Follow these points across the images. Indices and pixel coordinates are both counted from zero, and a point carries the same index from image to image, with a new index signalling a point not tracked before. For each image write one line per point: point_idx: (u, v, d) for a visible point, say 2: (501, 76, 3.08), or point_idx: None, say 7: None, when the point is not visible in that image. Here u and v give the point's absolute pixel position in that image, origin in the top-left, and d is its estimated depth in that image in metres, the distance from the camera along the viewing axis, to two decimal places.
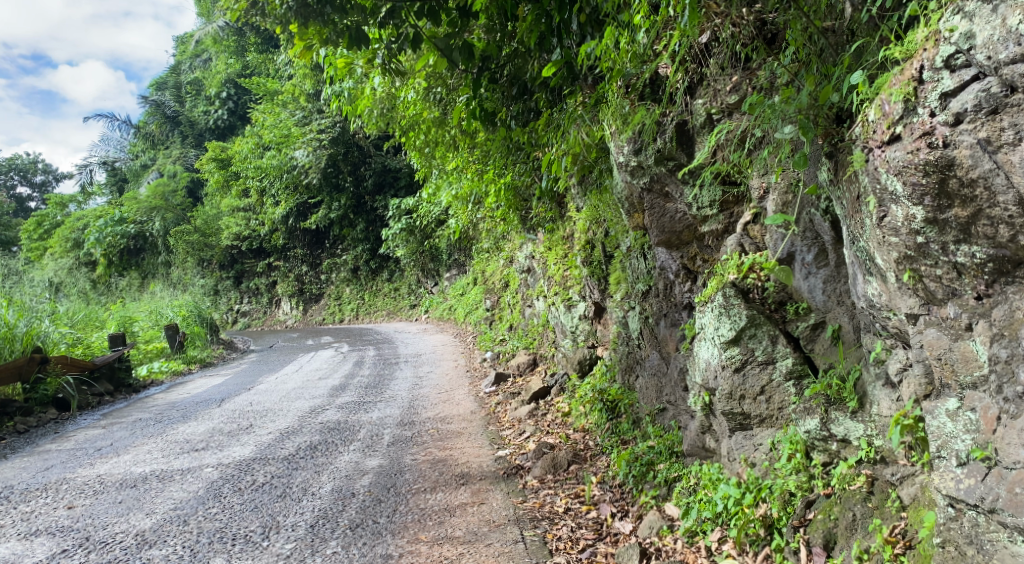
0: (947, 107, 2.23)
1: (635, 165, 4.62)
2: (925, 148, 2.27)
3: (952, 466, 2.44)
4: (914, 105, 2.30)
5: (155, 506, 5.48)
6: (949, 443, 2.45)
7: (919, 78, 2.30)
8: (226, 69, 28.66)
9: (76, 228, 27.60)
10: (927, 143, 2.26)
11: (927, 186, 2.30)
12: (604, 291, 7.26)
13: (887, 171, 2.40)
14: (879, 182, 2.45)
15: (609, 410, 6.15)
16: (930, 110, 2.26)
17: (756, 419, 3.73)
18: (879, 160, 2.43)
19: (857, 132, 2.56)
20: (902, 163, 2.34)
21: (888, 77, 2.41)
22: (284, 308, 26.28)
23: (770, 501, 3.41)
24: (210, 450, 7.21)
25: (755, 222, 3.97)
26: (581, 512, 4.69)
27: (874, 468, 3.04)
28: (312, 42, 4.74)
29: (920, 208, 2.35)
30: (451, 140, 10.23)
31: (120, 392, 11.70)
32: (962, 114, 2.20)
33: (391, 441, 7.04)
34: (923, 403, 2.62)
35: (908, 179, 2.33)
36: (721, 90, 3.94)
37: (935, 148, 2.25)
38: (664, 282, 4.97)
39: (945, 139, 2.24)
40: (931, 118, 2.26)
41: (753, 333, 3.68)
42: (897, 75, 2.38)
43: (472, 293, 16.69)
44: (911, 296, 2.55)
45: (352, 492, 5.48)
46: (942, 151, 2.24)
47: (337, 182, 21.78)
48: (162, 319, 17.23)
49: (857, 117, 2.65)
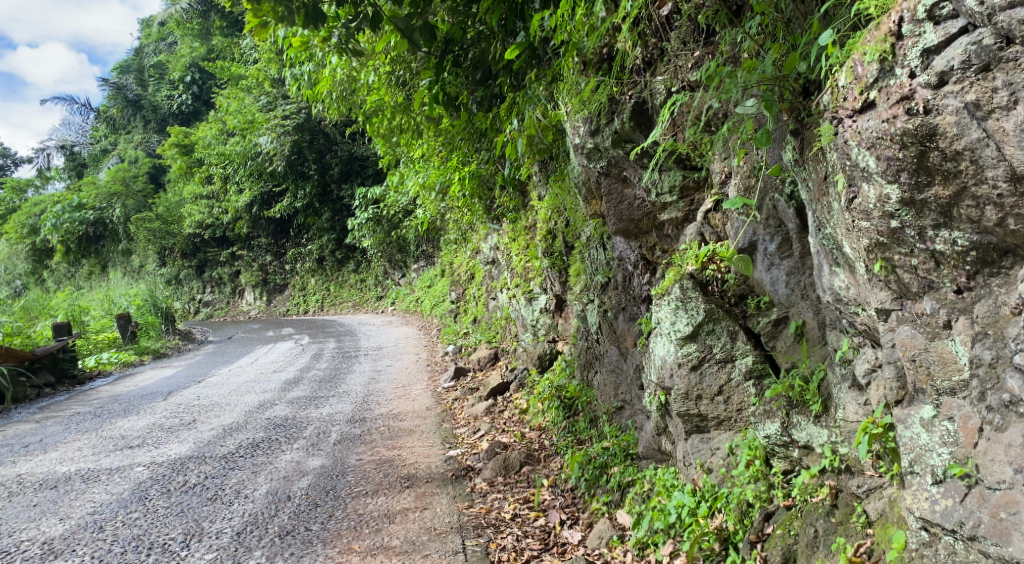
0: (929, 66, 1.94)
1: (591, 148, 4.30)
2: (903, 116, 1.98)
3: (925, 484, 2.17)
4: (892, 65, 2.02)
5: (70, 510, 5.04)
6: (924, 457, 2.18)
7: (897, 33, 2.02)
8: (190, 52, 27.70)
9: (32, 214, 26.52)
10: (905, 109, 1.97)
11: (904, 161, 2.02)
12: (565, 283, 6.96)
13: (858, 144, 2.12)
14: (849, 158, 2.17)
15: (566, 408, 5.85)
16: (909, 70, 1.98)
17: (713, 421, 3.45)
18: (850, 131, 2.15)
19: (825, 102, 2.30)
20: (875, 134, 2.05)
21: (862, 34, 2.13)
22: (248, 299, 25.59)
23: (726, 513, 3.15)
24: (145, 447, 6.75)
25: (716, 209, 3.70)
26: (529, 519, 4.38)
27: (839, 479, 2.75)
28: (268, 20, 4.27)
29: (895, 186, 2.06)
30: (415, 127, 9.83)
31: (62, 384, 11.12)
32: (947, 73, 1.91)
33: (337, 440, 6.65)
34: (894, 410, 2.35)
35: (881, 153, 2.05)
36: (682, 66, 3.64)
37: (915, 115, 1.96)
38: (623, 273, 4.70)
39: (927, 104, 1.94)
40: (910, 80, 1.97)
41: (710, 328, 3.41)
42: (872, 31, 2.11)
43: (439, 285, 16.30)
44: (883, 289, 2.27)
45: (288, 496, 5.11)
46: (923, 118, 1.95)
47: (302, 170, 21.20)
48: (116, 308, 16.52)
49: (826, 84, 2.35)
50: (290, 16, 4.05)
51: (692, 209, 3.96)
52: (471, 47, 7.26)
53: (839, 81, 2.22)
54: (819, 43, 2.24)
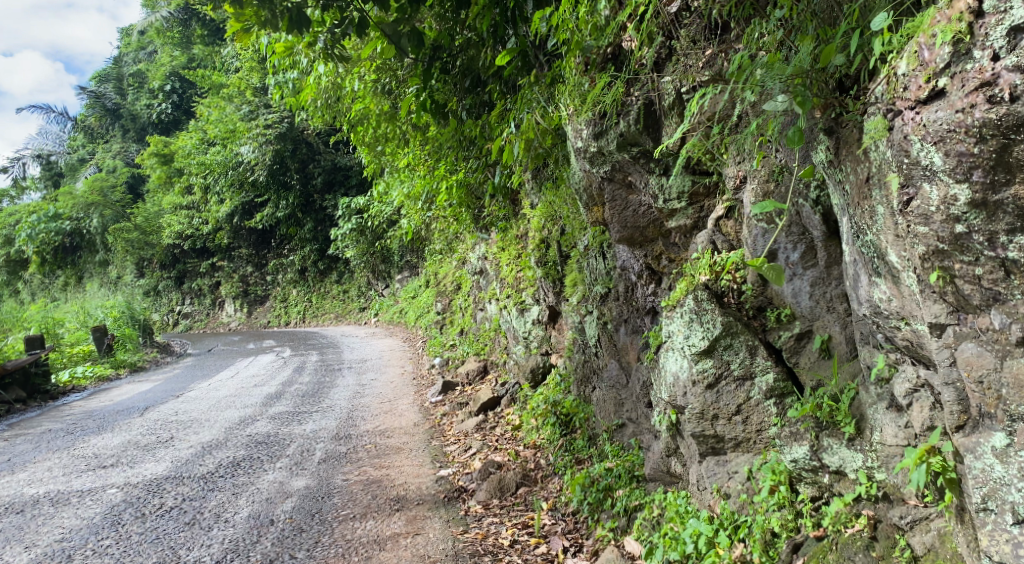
0: (1018, 46, 1.79)
1: (594, 152, 4.07)
2: (984, 104, 1.83)
3: (1005, 523, 1.96)
4: (968, 47, 1.87)
5: (37, 537, 4.68)
6: (999, 492, 1.97)
7: (976, 10, 1.86)
8: (170, 60, 27.20)
9: (7, 225, 25.80)
10: (987, 96, 1.83)
11: (979, 158, 1.87)
12: (559, 295, 6.71)
13: (923, 138, 1.95)
14: (907, 155, 2.01)
15: (563, 424, 5.62)
16: (991, 52, 1.83)
17: (730, 443, 3.24)
18: (912, 124, 1.98)
19: (877, 92, 2.13)
20: (946, 127, 1.90)
21: (929, 14, 1.96)
22: (228, 311, 25.08)
23: (750, 543, 2.93)
24: (119, 467, 6.39)
25: (729, 216, 3.51)
26: (529, 546, 4.12)
27: (876, 508, 2.55)
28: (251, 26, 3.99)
29: (965, 186, 1.91)
30: (401, 136, 9.57)
31: (34, 399, 10.68)
32: None
33: (322, 459, 6.34)
34: (955, 437, 2.13)
35: (953, 148, 1.90)
36: (691, 66, 3.44)
37: (999, 103, 1.81)
38: (626, 284, 4.49)
39: (1014, 90, 1.79)
40: (992, 63, 1.83)
41: (728, 343, 3.19)
42: (941, 10, 1.94)
43: (424, 296, 16.01)
44: (938, 302, 2.09)
45: (271, 520, 4.80)
46: (1010, 106, 1.80)
47: (284, 180, 20.85)
48: (91, 320, 16.01)
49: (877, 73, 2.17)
50: (274, 20, 3.80)
51: (702, 216, 3.75)
52: (459, 54, 7.03)
53: (898, 68, 2.06)
54: (875, 25, 2.07)
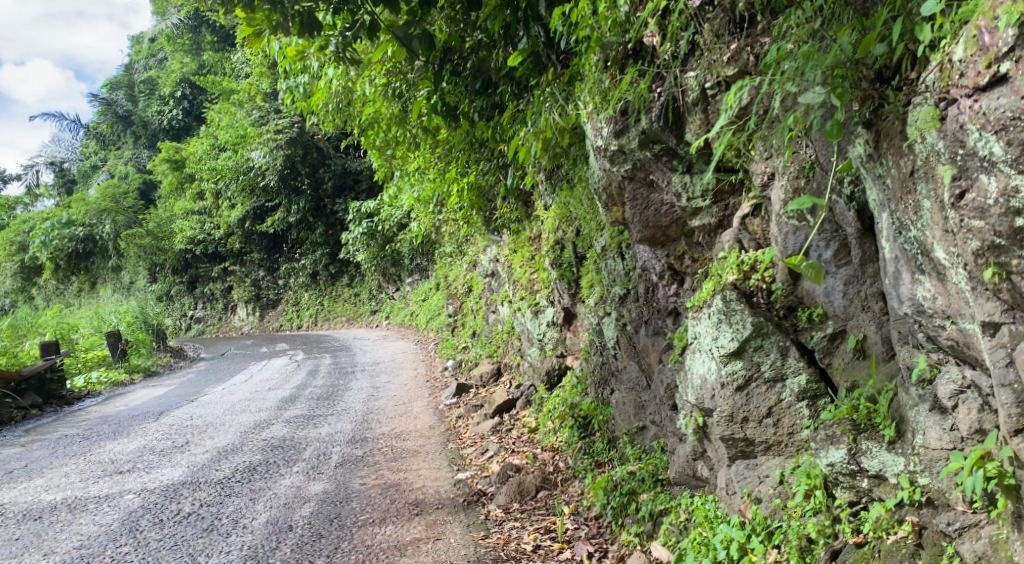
0: None
1: (615, 150, 3.97)
2: None
3: None
4: None
5: (55, 544, 4.64)
6: None
7: None
8: (181, 67, 27.30)
9: (21, 231, 25.98)
10: None
11: None
12: (575, 296, 6.63)
13: (981, 127, 1.91)
14: (964, 145, 1.98)
15: (581, 427, 5.54)
16: None
17: (760, 447, 3.17)
18: (969, 112, 1.95)
19: (928, 80, 2.12)
20: (1010, 115, 1.84)
21: None
22: (240, 314, 25.13)
23: (785, 550, 2.85)
24: (135, 472, 6.35)
25: (755, 214, 3.45)
26: (552, 552, 4.04)
27: (920, 515, 2.47)
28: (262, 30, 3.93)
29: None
30: (411, 139, 9.51)
31: (50, 405, 10.72)
32: None
33: (339, 462, 6.29)
34: (1014, 443, 2.04)
35: (1016, 136, 1.84)
36: (715, 61, 3.35)
37: None
38: (646, 285, 4.41)
39: None
40: None
41: (758, 344, 3.11)
42: None
43: (435, 299, 15.95)
44: (990, 300, 2.03)
45: (289, 525, 4.75)
46: None
47: (294, 184, 20.88)
48: (105, 325, 16.04)
49: (930, 60, 2.12)
50: (285, 23, 3.72)
51: (727, 214, 3.68)
52: (470, 55, 6.99)
53: (954, 53, 2.01)
54: (926, 12, 2.01)
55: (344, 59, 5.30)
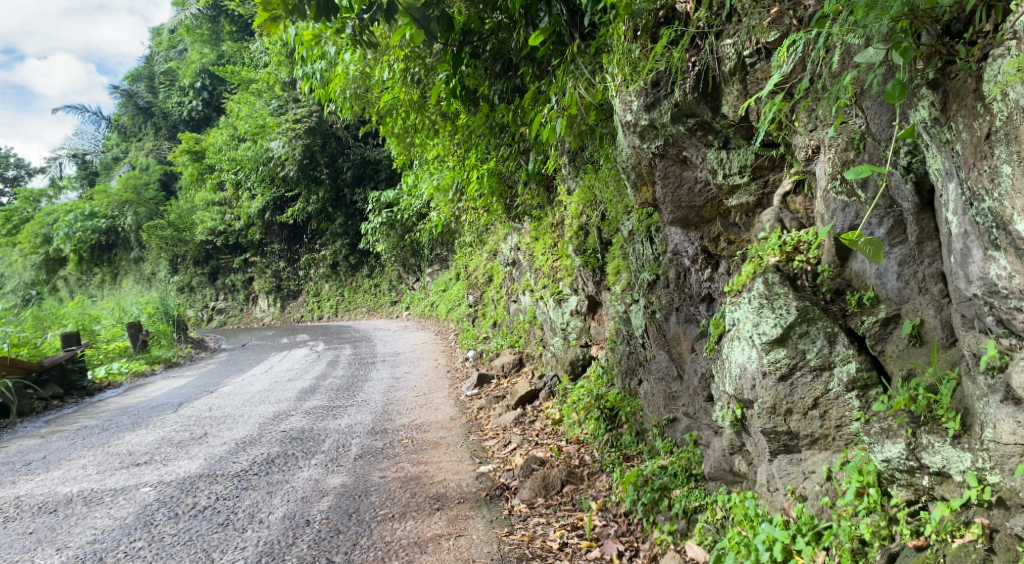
0: None
1: (646, 125, 3.76)
2: None
3: None
4: None
5: (69, 539, 4.55)
6: None
7: None
8: (201, 58, 27.24)
9: (45, 224, 26.24)
10: None
11: None
12: (599, 284, 6.41)
13: None
14: None
15: (608, 418, 5.34)
16: None
17: (805, 441, 2.96)
18: None
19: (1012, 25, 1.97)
20: None
21: None
22: (261, 305, 25.16)
23: (836, 552, 2.65)
24: (152, 465, 6.27)
25: (798, 191, 3.28)
26: (580, 550, 3.86)
27: (991, 516, 2.27)
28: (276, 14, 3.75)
29: None
30: (430, 126, 9.31)
31: (71, 396, 10.73)
32: None
33: (358, 455, 6.15)
34: None
35: None
36: (755, 27, 3.15)
37: None
38: (677, 270, 4.21)
39: None
40: None
41: (803, 330, 2.89)
42: None
43: (455, 289, 15.79)
44: None
45: (306, 520, 4.62)
46: None
47: (314, 174, 20.81)
48: (127, 317, 16.08)
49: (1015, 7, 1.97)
50: None
51: (766, 192, 3.47)
52: (490, 37, 6.79)
53: None
54: None
55: (362, 41, 5.13)
